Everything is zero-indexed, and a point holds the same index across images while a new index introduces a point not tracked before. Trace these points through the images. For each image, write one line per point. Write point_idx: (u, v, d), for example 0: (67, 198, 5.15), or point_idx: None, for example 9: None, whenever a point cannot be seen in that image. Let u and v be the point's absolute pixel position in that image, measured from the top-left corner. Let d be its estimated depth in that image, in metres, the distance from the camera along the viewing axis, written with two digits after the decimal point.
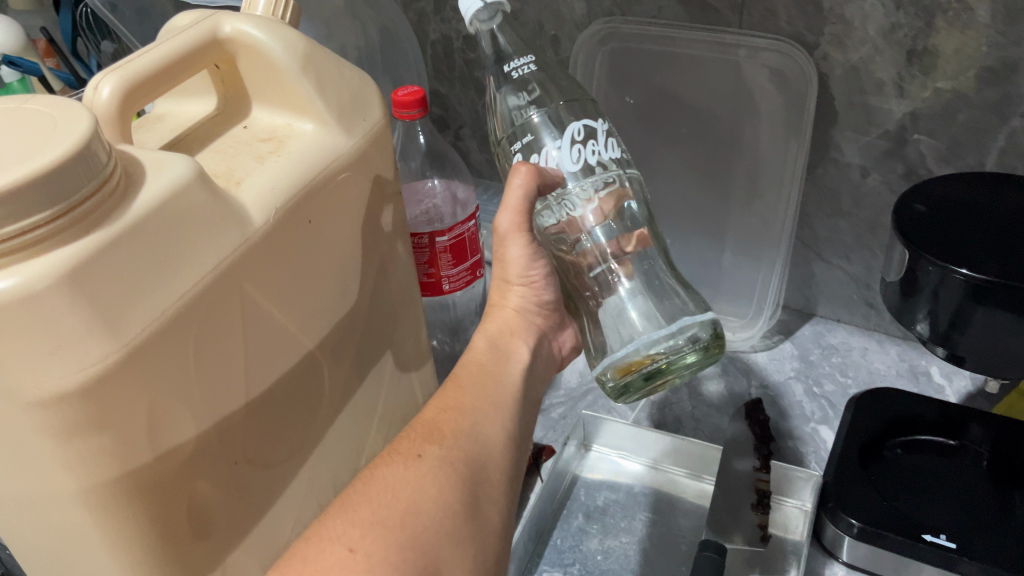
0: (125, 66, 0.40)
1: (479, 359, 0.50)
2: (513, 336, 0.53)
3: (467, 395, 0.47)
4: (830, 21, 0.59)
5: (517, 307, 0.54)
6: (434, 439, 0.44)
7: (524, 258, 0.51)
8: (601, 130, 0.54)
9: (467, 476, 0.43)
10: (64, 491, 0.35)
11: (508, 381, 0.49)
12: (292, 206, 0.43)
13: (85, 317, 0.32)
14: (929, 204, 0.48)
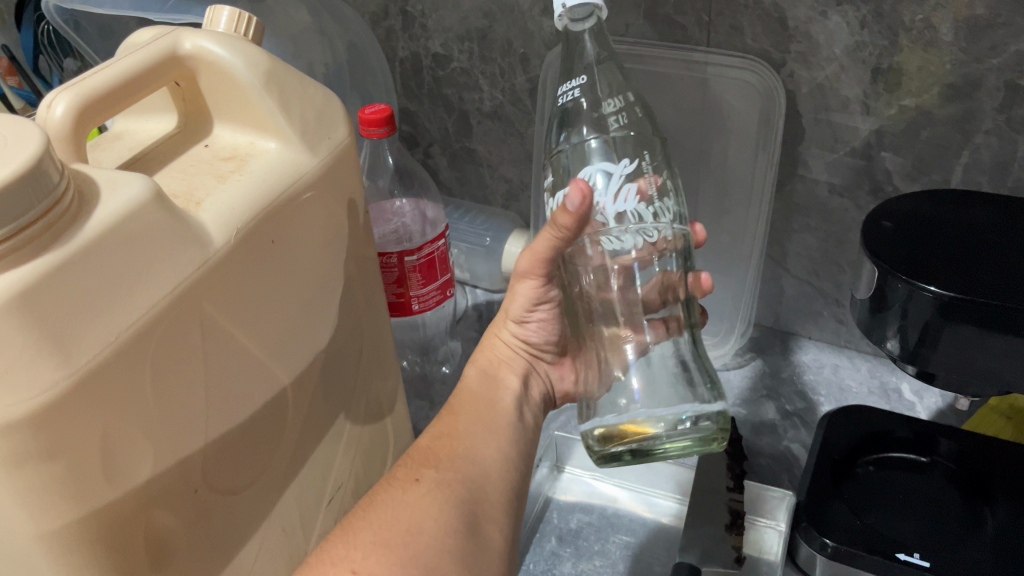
0: (80, 84, 0.39)
1: (470, 388, 0.53)
2: (502, 367, 0.55)
3: (461, 421, 0.49)
4: (795, 39, 0.59)
5: (510, 341, 0.57)
6: (431, 464, 0.46)
7: (528, 299, 0.54)
8: (615, 176, 0.48)
9: (466, 496, 0.44)
10: (13, 524, 0.33)
11: (503, 408, 0.52)
12: (255, 226, 0.42)
13: (36, 341, 0.31)
14: (896, 220, 0.48)
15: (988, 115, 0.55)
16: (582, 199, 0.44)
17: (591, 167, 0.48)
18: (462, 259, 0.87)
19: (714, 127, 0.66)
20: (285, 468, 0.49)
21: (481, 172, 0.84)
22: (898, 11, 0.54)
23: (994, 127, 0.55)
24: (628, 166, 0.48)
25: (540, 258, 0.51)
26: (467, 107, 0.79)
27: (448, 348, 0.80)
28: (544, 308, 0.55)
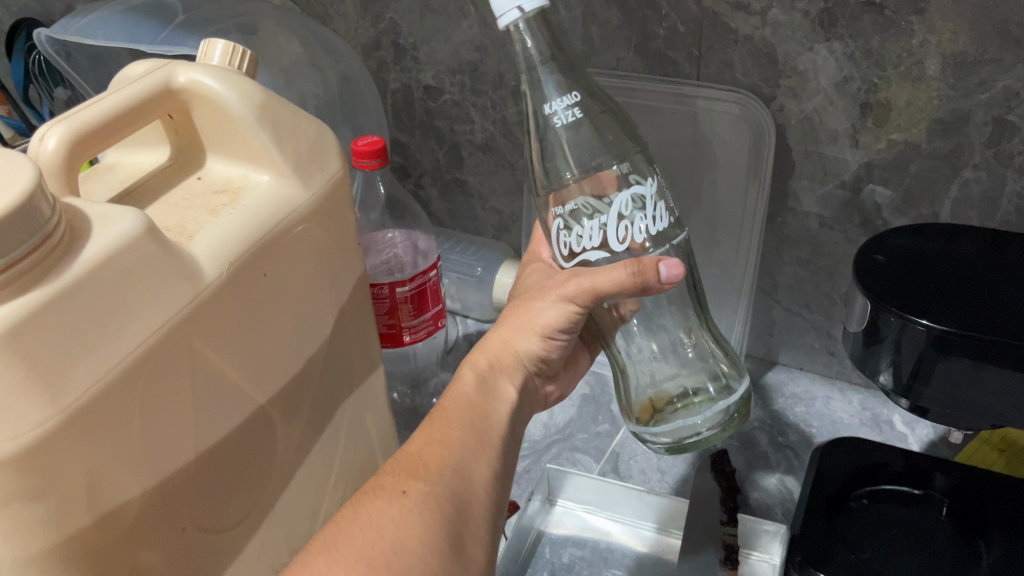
0: (73, 117, 0.39)
1: (467, 394, 0.46)
2: (501, 374, 0.48)
3: (454, 430, 0.43)
4: (785, 74, 0.59)
5: (520, 350, 0.49)
6: (418, 474, 0.40)
7: (566, 324, 0.48)
8: (651, 198, 0.48)
9: (451, 515, 0.39)
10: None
11: (497, 420, 0.45)
12: (245, 260, 0.42)
13: (23, 379, 0.31)
14: (888, 254, 0.49)
15: (977, 149, 0.56)
16: (681, 279, 0.44)
17: (629, 194, 0.47)
18: (453, 290, 0.87)
19: (703, 160, 0.67)
20: (274, 502, 0.48)
21: (472, 204, 0.84)
22: (886, 47, 0.55)
23: (982, 161, 0.56)
24: (653, 185, 0.49)
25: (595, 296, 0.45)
26: (458, 138, 0.80)
27: (439, 380, 0.79)
28: (572, 332, 0.49)
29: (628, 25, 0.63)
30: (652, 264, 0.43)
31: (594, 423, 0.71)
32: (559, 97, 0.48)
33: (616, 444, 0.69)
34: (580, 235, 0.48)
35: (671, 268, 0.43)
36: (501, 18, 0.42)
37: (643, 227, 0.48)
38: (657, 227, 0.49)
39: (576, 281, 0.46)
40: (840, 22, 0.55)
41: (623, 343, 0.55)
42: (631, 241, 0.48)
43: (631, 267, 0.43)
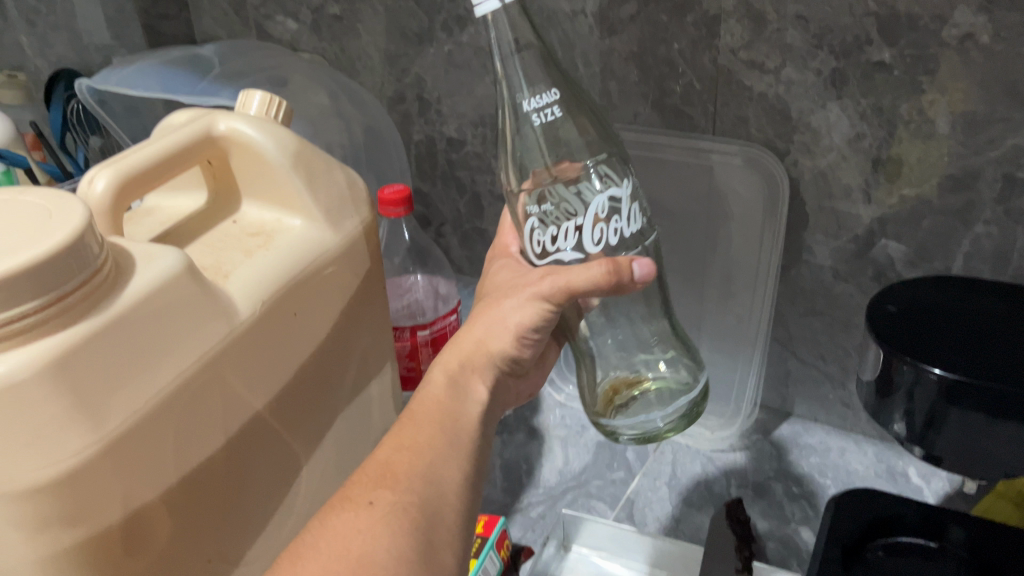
0: (120, 161, 0.41)
1: (437, 396, 0.43)
2: (474, 373, 0.46)
3: (423, 434, 0.41)
4: (798, 130, 0.61)
5: (494, 350, 0.46)
6: (386, 482, 0.39)
7: (542, 322, 0.46)
8: (626, 199, 0.47)
9: (421, 524, 0.37)
10: None
11: (467, 421, 0.43)
12: (277, 299, 0.43)
13: (66, 408, 0.32)
14: (900, 305, 0.50)
15: (987, 206, 0.57)
16: (654, 279, 0.44)
17: (604, 197, 0.46)
18: None
19: (719, 213, 0.68)
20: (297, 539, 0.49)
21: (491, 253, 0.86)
22: (897, 105, 0.57)
23: (994, 218, 0.57)
24: (629, 187, 0.48)
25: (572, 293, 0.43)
26: (479, 188, 0.82)
27: None
28: (545, 331, 0.47)
29: (646, 82, 0.66)
30: (627, 262, 0.42)
31: (609, 470, 0.72)
32: (539, 94, 0.47)
33: (631, 492, 0.69)
34: (555, 235, 0.47)
35: (645, 267, 0.43)
36: (478, 8, 0.40)
37: (618, 228, 0.47)
38: (632, 229, 0.48)
39: (557, 280, 0.44)
40: (851, 81, 0.57)
41: (592, 339, 0.55)
42: (607, 244, 0.47)
43: (610, 266, 0.42)
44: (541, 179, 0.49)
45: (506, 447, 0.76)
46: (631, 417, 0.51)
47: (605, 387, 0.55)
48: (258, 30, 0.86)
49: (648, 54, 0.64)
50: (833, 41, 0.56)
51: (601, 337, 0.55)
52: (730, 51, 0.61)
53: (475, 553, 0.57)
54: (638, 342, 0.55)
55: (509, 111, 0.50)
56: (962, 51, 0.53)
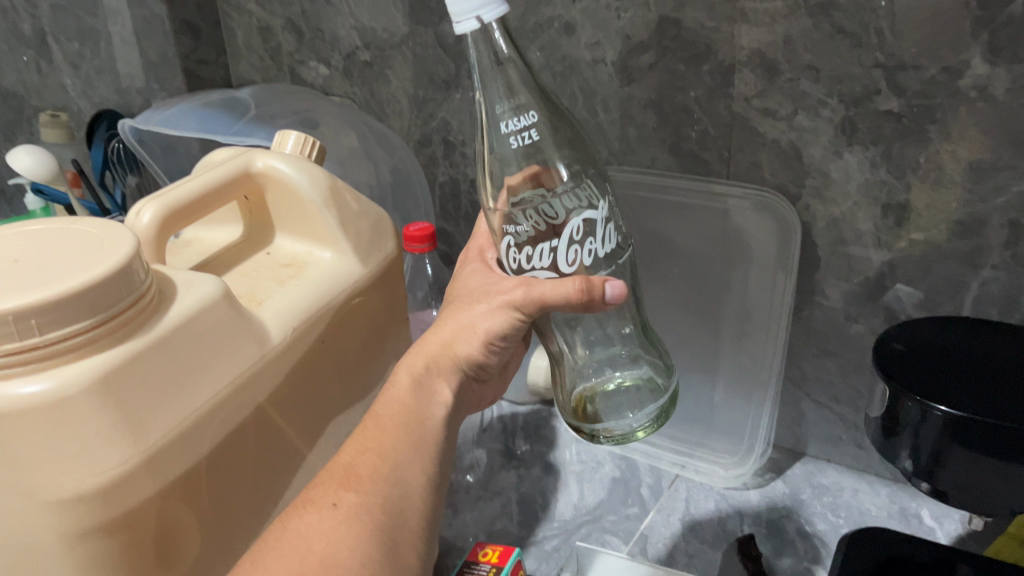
0: (165, 195, 0.44)
1: (401, 399, 0.45)
2: (439, 376, 0.48)
3: (387, 438, 0.43)
4: (810, 175, 0.63)
5: (458, 354, 0.49)
6: (350, 484, 0.41)
7: (511, 330, 0.48)
8: (601, 219, 0.47)
9: (384, 524, 0.40)
10: None
11: (431, 424, 0.45)
12: (308, 327, 0.46)
13: (111, 423, 0.35)
14: (908, 343, 0.51)
15: (995, 251, 0.58)
16: (625, 300, 0.44)
17: (578, 218, 0.46)
18: None
19: (733, 255, 0.70)
20: None
21: None
22: (905, 153, 0.58)
23: (1001, 262, 0.59)
24: (604, 207, 0.48)
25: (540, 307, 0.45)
26: None
27: (473, 456, 0.80)
28: (511, 339, 0.49)
29: (663, 128, 0.68)
30: (600, 282, 0.43)
31: (623, 506, 0.73)
32: (517, 115, 0.47)
33: (645, 527, 0.70)
34: (530, 254, 0.47)
35: (616, 289, 0.44)
36: (459, 25, 0.41)
37: (592, 248, 0.47)
38: (608, 248, 0.48)
39: (529, 291, 0.45)
40: (861, 129, 0.59)
41: (563, 346, 0.56)
42: (582, 264, 0.47)
43: (582, 286, 0.43)
44: (516, 190, 0.50)
45: (522, 481, 0.77)
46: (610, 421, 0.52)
47: (578, 388, 0.56)
48: (292, 75, 0.90)
49: (665, 101, 0.67)
50: (843, 90, 0.59)
51: (569, 340, 0.56)
52: (744, 99, 0.63)
53: None
54: (610, 347, 0.56)
55: (488, 129, 0.50)
56: (969, 103, 0.55)
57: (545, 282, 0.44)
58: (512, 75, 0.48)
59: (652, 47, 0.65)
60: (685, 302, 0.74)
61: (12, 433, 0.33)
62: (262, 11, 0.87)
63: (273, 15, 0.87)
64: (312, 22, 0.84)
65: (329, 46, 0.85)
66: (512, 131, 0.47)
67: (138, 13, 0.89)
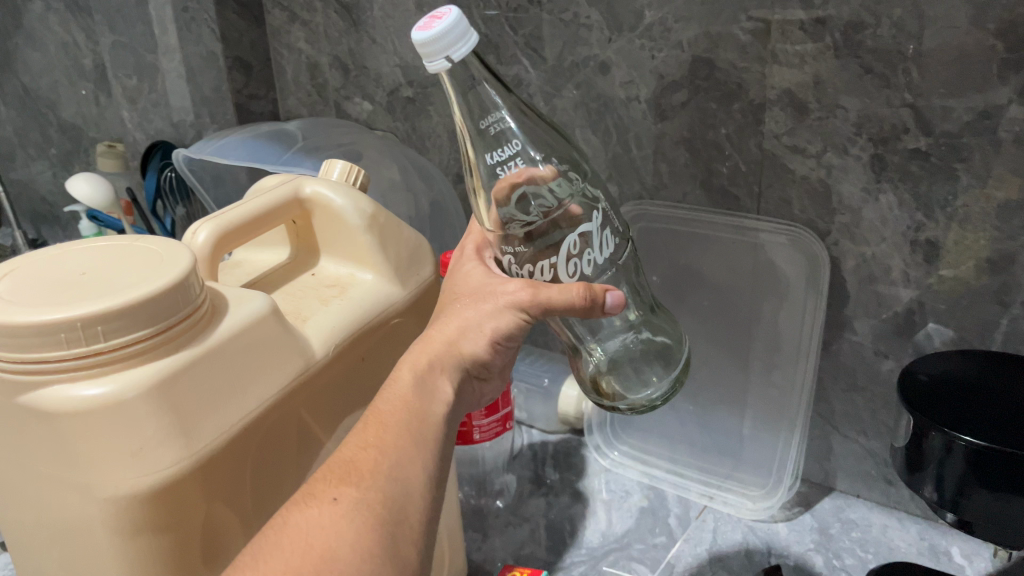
0: (219, 216, 0.48)
1: (402, 395, 0.45)
2: (441, 372, 0.47)
3: (388, 433, 0.43)
4: (840, 212, 0.65)
5: (463, 352, 0.49)
6: (350, 480, 0.40)
7: (516, 330, 0.49)
8: (597, 230, 0.50)
9: (386, 520, 0.39)
10: None
11: (432, 420, 0.45)
12: (350, 341, 0.50)
13: (167, 426, 0.38)
14: (933, 376, 0.52)
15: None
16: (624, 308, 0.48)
17: (573, 235, 0.49)
18: (520, 400, 0.89)
19: (762, 289, 0.71)
20: None
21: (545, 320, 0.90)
22: (933, 191, 0.60)
23: None
24: (598, 216, 0.50)
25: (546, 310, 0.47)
26: None
27: (503, 480, 0.82)
28: (515, 340, 0.51)
29: (695, 164, 0.70)
30: (601, 292, 0.47)
31: (650, 535, 0.74)
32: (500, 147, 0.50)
33: (672, 556, 0.71)
34: (532, 271, 0.50)
35: (617, 298, 0.47)
36: (430, 64, 0.44)
37: (590, 257, 0.50)
38: (606, 252, 0.51)
39: (532, 294, 0.48)
40: (889, 167, 0.61)
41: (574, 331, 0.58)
42: (582, 273, 0.50)
43: (585, 295, 0.47)
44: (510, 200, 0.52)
45: (551, 508, 0.78)
46: (635, 393, 0.56)
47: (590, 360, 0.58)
48: (337, 109, 0.94)
49: (697, 138, 0.69)
50: (872, 129, 0.60)
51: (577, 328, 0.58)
52: (775, 137, 0.65)
53: None
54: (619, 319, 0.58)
55: (472, 160, 0.53)
56: (995, 142, 0.56)
57: (548, 289, 0.47)
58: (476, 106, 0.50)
59: (685, 86, 0.67)
60: (713, 333, 0.75)
61: (76, 432, 0.36)
62: (311, 49, 0.91)
63: (322, 52, 0.91)
64: (358, 60, 0.88)
65: (374, 82, 0.88)
66: (498, 160, 0.50)
67: (195, 51, 0.94)
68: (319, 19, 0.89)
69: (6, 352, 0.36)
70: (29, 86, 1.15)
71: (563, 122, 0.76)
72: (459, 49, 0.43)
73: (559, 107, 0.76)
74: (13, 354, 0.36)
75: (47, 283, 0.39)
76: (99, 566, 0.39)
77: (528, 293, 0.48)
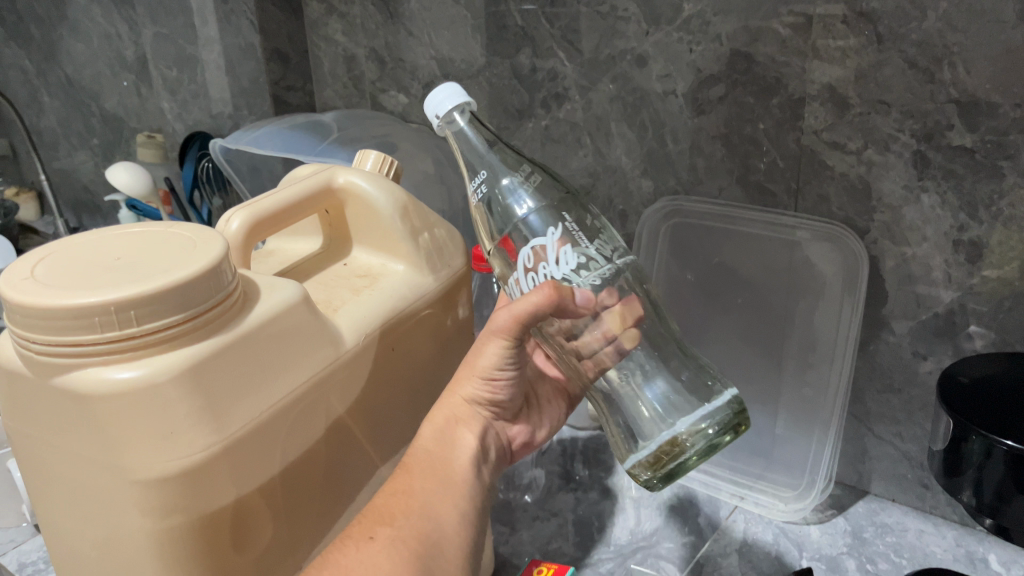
0: (254, 205, 0.49)
1: (425, 447, 0.53)
2: (459, 424, 0.54)
3: (416, 478, 0.51)
4: (879, 209, 0.63)
5: (467, 397, 0.55)
6: (385, 520, 0.47)
7: (502, 357, 0.53)
8: (547, 244, 0.50)
9: (419, 553, 0.46)
10: (143, 559, 0.40)
11: (457, 465, 0.52)
12: (380, 331, 0.51)
13: (196, 410, 0.38)
14: (972, 377, 0.51)
15: None
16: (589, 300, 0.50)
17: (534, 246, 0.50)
18: None
19: (798, 288, 0.70)
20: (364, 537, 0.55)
21: None
22: (977, 189, 0.58)
23: None
24: (555, 232, 0.50)
25: (516, 322, 0.50)
26: None
27: (531, 474, 0.82)
28: (509, 370, 0.54)
29: (731, 159, 0.69)
30: (567, 292, 0.49)
31: (679, 534, 0.73)
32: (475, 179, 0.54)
33: (701, 556, 0.70)
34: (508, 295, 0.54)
35: (581, 293, 0.50)
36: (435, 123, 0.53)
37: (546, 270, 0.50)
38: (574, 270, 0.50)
39: (503, 313, 0.50)
40: (932, 164, 0.59)
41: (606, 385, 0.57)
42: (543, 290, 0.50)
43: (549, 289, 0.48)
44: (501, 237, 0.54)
45: (579, 504, 0.77)
46: (672, 431, 0.53)
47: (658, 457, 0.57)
48: (373, 102, 0.94)
49: (734, 133, 0.68)
50: (915, 125, 0.59)
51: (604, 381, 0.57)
52: (814, 132, 0.64)
53: None
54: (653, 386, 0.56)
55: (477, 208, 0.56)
56: None
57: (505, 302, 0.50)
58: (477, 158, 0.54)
59: (722, 80, 0.66)
60: (746, 331, 0.74)
61: (109, 414, 0.37)
62: (348, 41, 0.92)
63: (358, 44, 0.91)
64: (394, 53, 0.88)
65: (409, 75, 0.89)
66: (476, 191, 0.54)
67: (234, 42, 0.95)
68: (356, 12, 0.89)
69: (41, 333, 0.36)
70: (75, 77, 1.18)
71: (599, 116, 0.76)
72: (446, 98, 0.50)
73: (595, 101, 0.75)
74: (47, 336, 0.36)
75: (81, 268, 0.39)
76: (128, 549, 0.40)
77: (489, 317, 0.51)
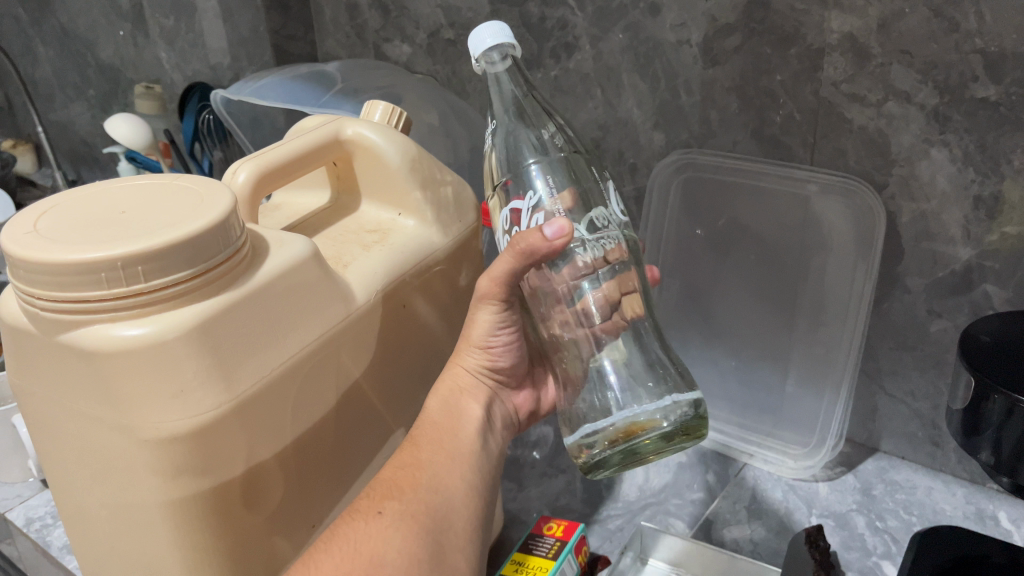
0: (262, 157, 0.48)
1: (433, 418, 0.53)
2: (465, 396, 0.55)
3: (424, 452, 0.51)
4: (897, 164, 0.62)
5: (465, 365, 0.56)
6: (393, 495, 0.47)
7: (491, 321, 0.54)
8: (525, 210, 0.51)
9: (428, 526, 0.47)
10: (154, 515, 0.40)
11: (462, 434, 0.53)
12: (390, 288, 0.50)
13: (206, 369, 0.37)
14: (995, 335, 0.50)
15: None
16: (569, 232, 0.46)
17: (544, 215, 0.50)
18: None
19: (813, 243, 0.68)
20: None
21: None
22: (1000, 143, 0.56)
23: None
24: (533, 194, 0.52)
25: (498, 281, 0.51)
26: None
27: (540, 431, 0.82)
28: (505, 335, 0.55)
29: (747, 112, 0.67)
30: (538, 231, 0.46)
31: (688, 491, 0.73)
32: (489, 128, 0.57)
33: (709, 514, 0.70)
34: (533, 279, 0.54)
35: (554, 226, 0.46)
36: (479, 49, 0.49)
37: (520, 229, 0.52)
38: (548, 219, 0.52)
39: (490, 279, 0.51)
40: (954, 118, 0.58)
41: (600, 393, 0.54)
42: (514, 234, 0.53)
43: (520, 243, 0.47)
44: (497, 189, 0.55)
45: None
46: (607, 424, 0.52)
47: None
48: (376, 51, 0.91)
49: (750, 85, 0.66)
50: (937, 77, 0.57)
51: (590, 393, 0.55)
52: (833, 84, 0.62)
53: (553, 556, 0.57)
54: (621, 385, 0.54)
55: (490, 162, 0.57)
56: None
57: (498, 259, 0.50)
58: (534, 118, 0.56)
59: (738, 30, 0.64)
60: (755, 287, 0.73)
61: (117, 371, 0.36)
62: None
63: None
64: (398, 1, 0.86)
65: (414, 24, 0.86)
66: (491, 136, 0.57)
67: None
68: None
69: (46, 289, 0.35)
70: (69, 27, 1.15)
71: (610, 67, 0.73)
72: (488, 37, 0.48)
73: (606, 51, 0.73)
74: (53, 292, 0.35)
75: (86, 221, 0.38)
76: (140, 509, 0.40)
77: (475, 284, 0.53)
